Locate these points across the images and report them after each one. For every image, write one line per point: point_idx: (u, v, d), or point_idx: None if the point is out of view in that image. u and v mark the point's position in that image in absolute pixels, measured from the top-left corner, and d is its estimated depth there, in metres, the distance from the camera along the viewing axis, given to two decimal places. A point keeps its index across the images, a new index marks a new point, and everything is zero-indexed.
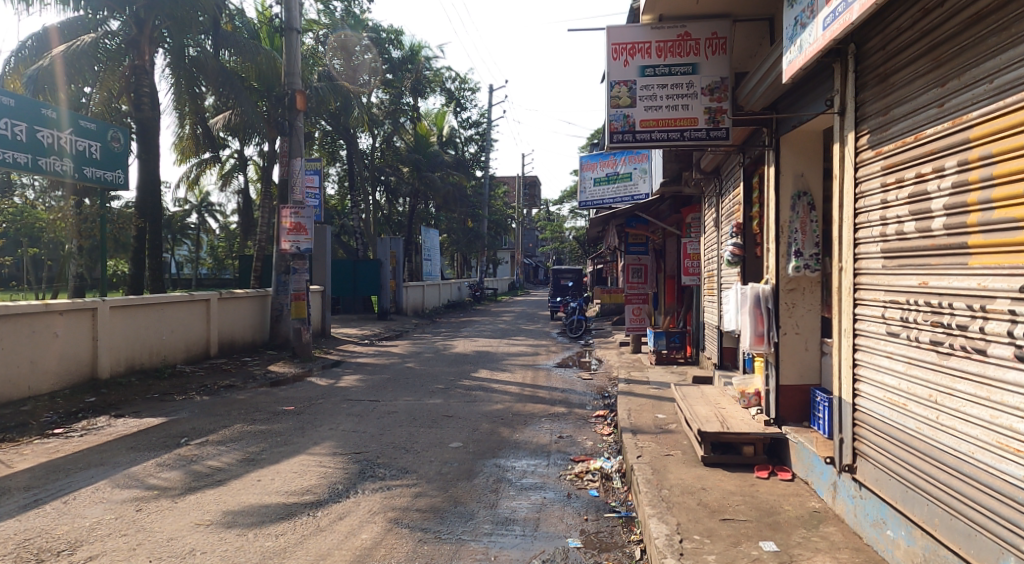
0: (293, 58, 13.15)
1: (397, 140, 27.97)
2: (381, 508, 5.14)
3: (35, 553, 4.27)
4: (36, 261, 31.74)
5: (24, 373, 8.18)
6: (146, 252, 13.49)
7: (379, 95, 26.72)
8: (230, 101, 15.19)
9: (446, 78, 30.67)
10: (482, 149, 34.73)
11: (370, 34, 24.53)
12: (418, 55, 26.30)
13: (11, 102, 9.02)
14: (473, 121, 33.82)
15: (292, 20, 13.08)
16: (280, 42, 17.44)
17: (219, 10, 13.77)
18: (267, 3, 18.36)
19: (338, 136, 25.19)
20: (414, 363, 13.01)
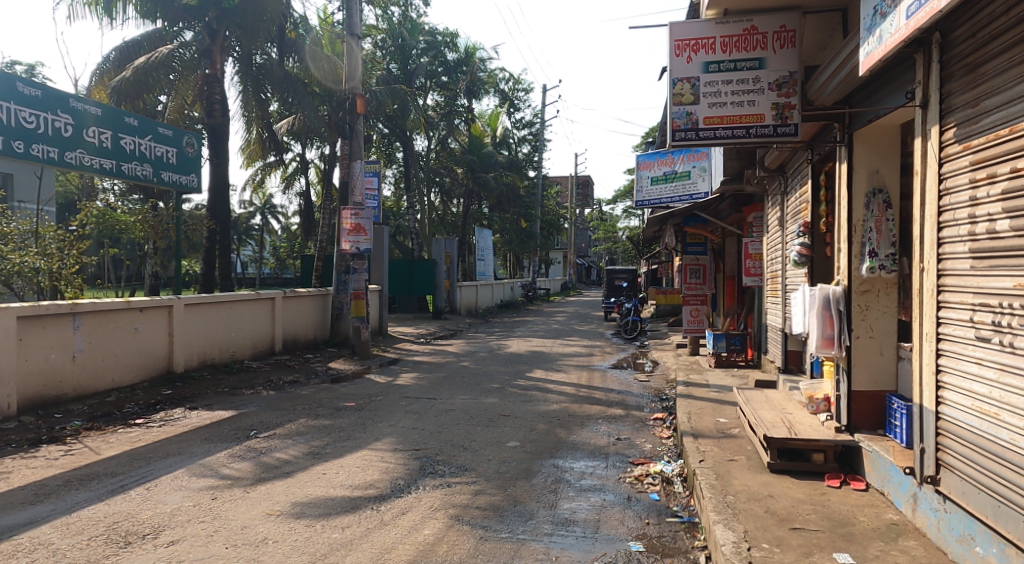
0: (354, 63, 13.40)
1: (452, 142, 28.20)
2: (442, 505, 5.18)
3: (122, 535, 4.48)
4: (116, 261, 33.66)
5: (108, 366, 8.59)
6: (217, 252, 14.05)
7: (434, 97, 26.87)
8: (295, 107, 15.75)
9: (499, 79, 30.75)
10: (535, 149, 34.64)
11: (426, 38, 24.82)
12: (473, 57, 26.37)
13: (99, 111, 9.46)
14: (527, 122, 33.85)
15: (353, 25, 13.33)
16: (342, 48, 17.93)
17: (285, 20, 14.22)
18: (328, 11, 18.78)
19: (395, 139, 25.53)
20: (469, 363, 13.12)
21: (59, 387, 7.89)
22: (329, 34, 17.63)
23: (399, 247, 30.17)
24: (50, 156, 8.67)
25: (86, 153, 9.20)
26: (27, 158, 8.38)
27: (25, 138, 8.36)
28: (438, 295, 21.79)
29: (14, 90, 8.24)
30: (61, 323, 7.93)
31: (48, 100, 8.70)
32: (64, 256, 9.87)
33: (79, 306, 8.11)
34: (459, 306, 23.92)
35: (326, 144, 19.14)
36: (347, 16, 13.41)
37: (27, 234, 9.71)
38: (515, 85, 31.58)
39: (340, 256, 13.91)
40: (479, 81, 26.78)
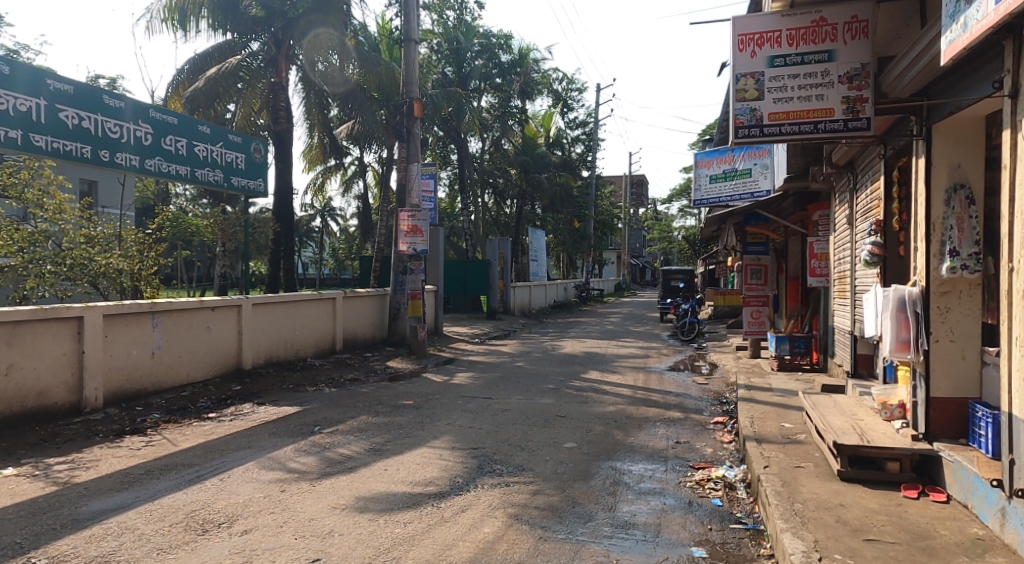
0: (411, 68, 13.58)
1: (506, 143, 28.28)
2: (501, 503, 5.18)
3: (200, 523, 4.65)
4: (187, 264, 35.13)
5: (183, 362, 8.94)
6: (281, 254, 14.50)
7: (489, 99, 27.01)
8: (354, 113, 16.19)
9: (553, 80, 30.70)
10: (588, 149, 34.42)
11: (480, 41, 24.98)
12: (527, 58, 26.41)
13: (175, 120, 9.85)
14: (580, 121, 33.68)
15: (410, 30, 13.51)
16: (399, 53, 18.27)
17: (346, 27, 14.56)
18: (385, 17, 19.15)
19: (450, 141, 25.77)
20: (524, 363, 13.12)
21: (139, 382, 8.26)
22: (386, 40, 17.98)
23: (454, 248, 30.43)
24: (132, 164, 9.09)
25: (163, 160, 9.62)
26: (112, 165, 8.80)
27: (110, 147, 8.78)
28: (492, 296, 21.90)
29: (100, 102, 8.66)
30: (142, 320, 8.29)
31: (130, 111, 9.12)
32: (143, 258, 10.38)
33: (158, 304, 8.46)
34: (513, 306, 23.96)
35: (383, 148, 19.50)
36: (405, 22, 13.61)
37: (111, 238, 10.09)
38: (569, 85, 31.47)
39: (397, 257, 14.09)
40: (532, 82, 26.82)
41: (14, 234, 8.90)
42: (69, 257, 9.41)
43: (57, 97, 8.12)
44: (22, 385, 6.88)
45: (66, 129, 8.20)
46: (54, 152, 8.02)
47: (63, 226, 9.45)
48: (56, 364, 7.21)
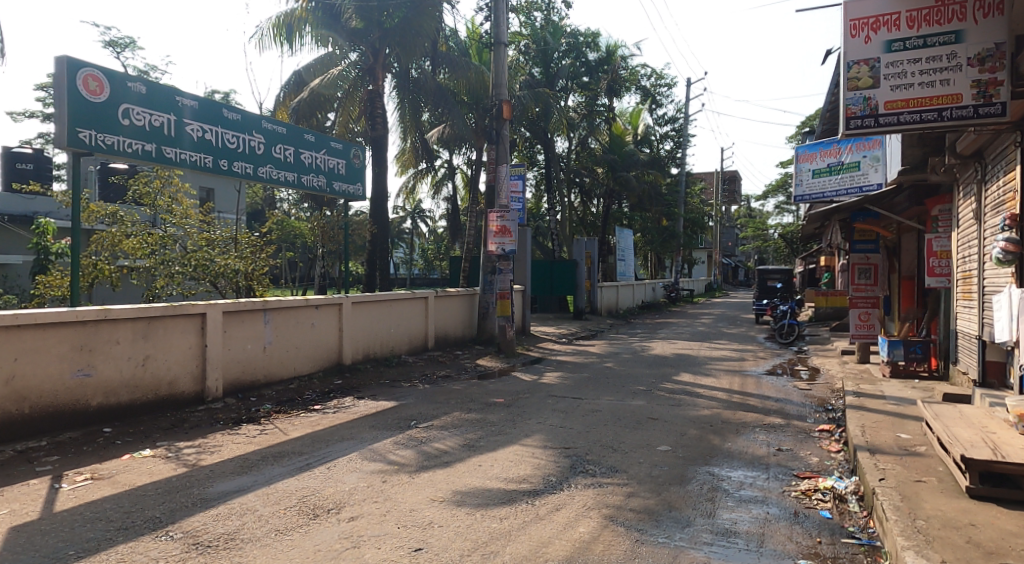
0: (500, 70, 13.65)
1: (593, 142, 27.99)
2: (595, 504, 5.09)
3: (310, 508, 4.84)
4: (291, 265, 37.00)
5: (290, 356, 9.36)
6: (377, 255, 15.01)
7: (576, 98, 26.81)
8: (445, 117, 16.43)
9: (641, 76, 30.15)
10: (678, 146, 33.63)
11: (567, 40, 24.89)
12: (615, 55, 26.10)
13: (283, 130, 10.34)
14: (670, 117, 32.92)
15: (500, 33, 13.60)
16: (488, 57, 18.54)
17: (439, 35, 14.87)
18: (473, 21, 19.40)
19: (537, 141, 25.78)
20: (613, 363, 12.93)
21: (254, 374, 8.72)
22: (476, 43, 18.21)
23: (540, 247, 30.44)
24: (247, 172, 9.61)
25: (274, 168, 10.13)
26: (229, 174, 9.35)
27: (228, 157, 9.32)
28: (579, 296, 21.75)
29: (220, 116, 9.17)
30: (255, 317, 8.74)
31: (246, 123, 9.62)
32: (256, 258, 10.83)
33: (270, 302, 8.89)
34: (601, 306, 23.74)
35: (472, 150, 19.76)
36: (495, 25, 13.72)
37: (228, 240, 10.70)
38: (658, 80, 30.81)
39: (487, 257, 14.20)
40: (620, 79, 26.47)
41: (147, 238, 10.01)
42: (194, 259, 10.05)
43: (184, 112, 8.65)
44: (155, 375, 7.42)
45: (192, 142, 8.74)
46: (182, 163, 8.58)
47: (188, 229, 10.32)
48: (182, 357, 7.71)
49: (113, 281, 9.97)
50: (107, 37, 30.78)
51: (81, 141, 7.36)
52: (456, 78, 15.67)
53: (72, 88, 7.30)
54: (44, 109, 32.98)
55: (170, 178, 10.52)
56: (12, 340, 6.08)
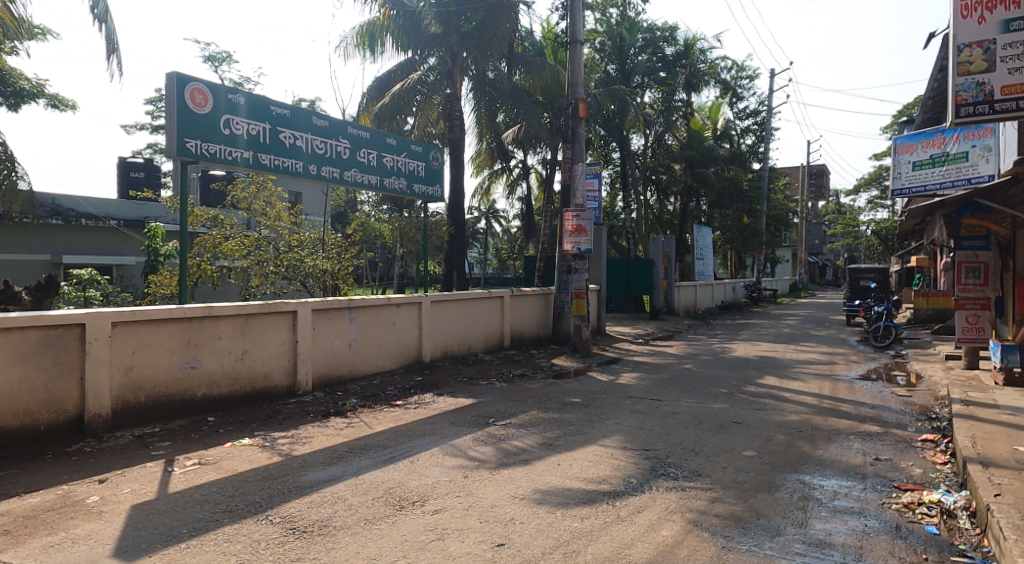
0: (576, 69, 13.57)
1: (670, 139, 27.42)
2: (678, 508, 4.98)
3: (396, 500, 4.96)
4: (371, 264, 38.12)
5: (374, 353, 9.62)
6: (455, 255, 15.24)
7: (652, 94, 26.37)
8: (520, 117, 16.46)
9: (720, 69, 29.32)
10: (760, 140, 32.54)
11: (644, 35, 24.48)
12: (693, 49, 25.50)
13: (367, 135, 10.65)
14: (752, 111, 31.88)
15: (576, 32, 13.51)
16: (563, 56, 18.51)
17: (515, 35, 14.94)
18: (549, 19, 19.37)
19: (612, 140, 25.50)
20: (692, 365, 12.62)
21: (340, 369, 9.02)
22: (551, 42, 18.17)
23: (616, 247, 30.12)
24: (334, 176, 9.95)
25: (358, 172, 10.45)
26: (318, 178, 9.70)
27: (317, 162, 9.67)
28: (656, 295, 21.39)
29: (310, 123, 9.53)
30: (341, 315, 9.03)
31: (333, 129, 9.96)
32: (340, 259, 11.17)
33: (354, 301, 9.17)
34: (678, 307, 23.29)
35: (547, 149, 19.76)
36: (571, 23, 13.63)
37: (315, 242, 11.10)
38: (739, 73, 29.85)
39: (562, 257, 14.14)
40: (699, 73, 25.87)
41: (244, 240, 10.50)
42: (286, 259, 10.58)
43: (277, 120, 9.04)
44: (252, 369, 7.79)
45: (284, 148, 9.12)
46: (275, 169, 8.97)
47: (280, 230, 10.75)
48: (276, 352, 8.06)
49: (215, 280, 10.58)
50: (206, 52, 32.69)
51: (189, 150, 7.84)
52: (531, 78, 15.76)
53: (181, 101, 7.78)
54: (151, 121, 35.35)
55: (265, 182, 10.77)
56: (128, 334, 6.54)
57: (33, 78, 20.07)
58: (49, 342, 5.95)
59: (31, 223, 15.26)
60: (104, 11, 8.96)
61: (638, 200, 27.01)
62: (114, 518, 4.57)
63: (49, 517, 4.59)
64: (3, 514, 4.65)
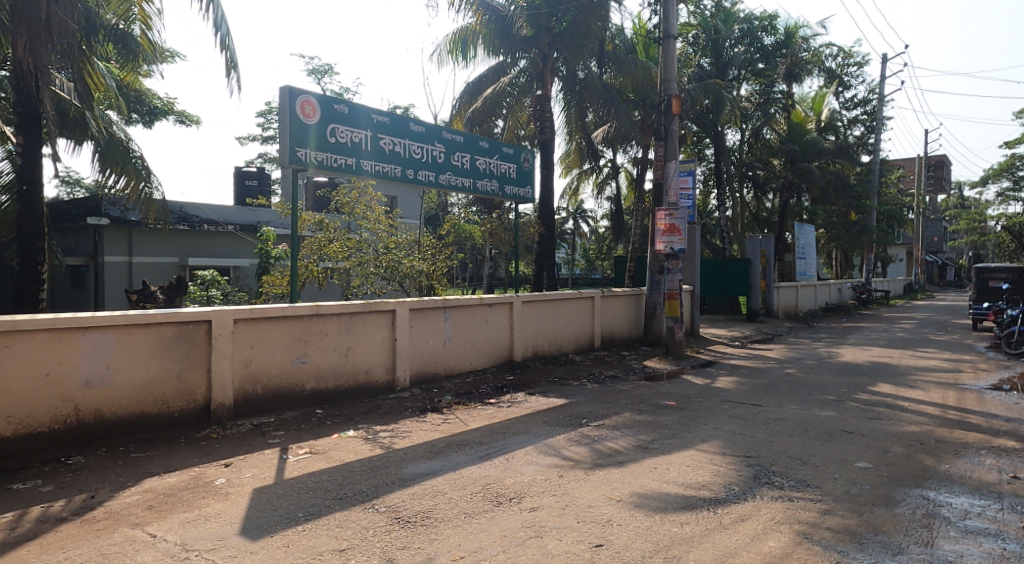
0: (670, 64, 13.25)
1: (768, 133, 26.33)
2: (785, 519, 4.76)
3: (494, 496, 5.00)
4: (463, 265, 38.86)
5: (467, 351, 9.76)
6: (545, 256, 15.26)
7: (749, 86, 25.43)
8: (611, 116, 16.26)
9: (825, 57, 27.90)
10: (870, 130, 30.71)
11: (741, 26, 23.57)
12: (795, 37, 24.38)
13: (461, 139, 10.83)
14: (861, 99, 30.12)
15: (669, 26, 13.19)
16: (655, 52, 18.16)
17: (607, 34, 14.81)
18: (641, 16, 19.04)
19: (707, 136, 24.77)
20: (796, 370, 12.05)
21: (435, 366, 9.21)
22: (642, 39, 17.87)
23: (711, 246, 29.27)
24: (430, 179, 10.19)
25: (453, 175, 10.64)
26: (415, 182, 9.95)
27: (414, 166, 9.92)
28: (753, 297, 20.58)
29: (408, 129, 9.79)
30: (437, 314, 9.22)
31: (429, 133, 10.19)
32: (435, 260, 11.40)
33: (449, 301, 9.34)
34: (778, 309, 22.37)
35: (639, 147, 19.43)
36: (664, 18, 13.34)
37: (411, 244, 11.41)
38: (845, 60, 28.32)
39: (655, 256, 13.87)
40: (801, 63, 24.70)
41: (347, 242, 10.90)
42: (385, 261, 10.91)
43: (379, 128, 9.34)
44: (355, 364, 8.08)
45: (385, 154, 9.40)
46: (376, 174, 9.26)
47: (380, 233, 11.13)
48: (377, 349, 8.34)
49: (320, 280, 11.12)
50: (311, 65, 34.34)
51: (300, 159, 8.27)
52: (622, 75, 15.57)
53: (292, 113, 8.21)
54: (262, 132, 37.52)
55: (365, 188, 11.30)
56: (247, 329, 6.94)
57: (163, 97, 21.82)
58: (179, 336, 6.43)
59: (163, 229, 16.52)
60: (226, 35, 9.55)
61: (734, 197, 26.11)
62: (239, 500, 4.86)
63: (184, 496, 4.93)
64: (146, 491, 5.04)
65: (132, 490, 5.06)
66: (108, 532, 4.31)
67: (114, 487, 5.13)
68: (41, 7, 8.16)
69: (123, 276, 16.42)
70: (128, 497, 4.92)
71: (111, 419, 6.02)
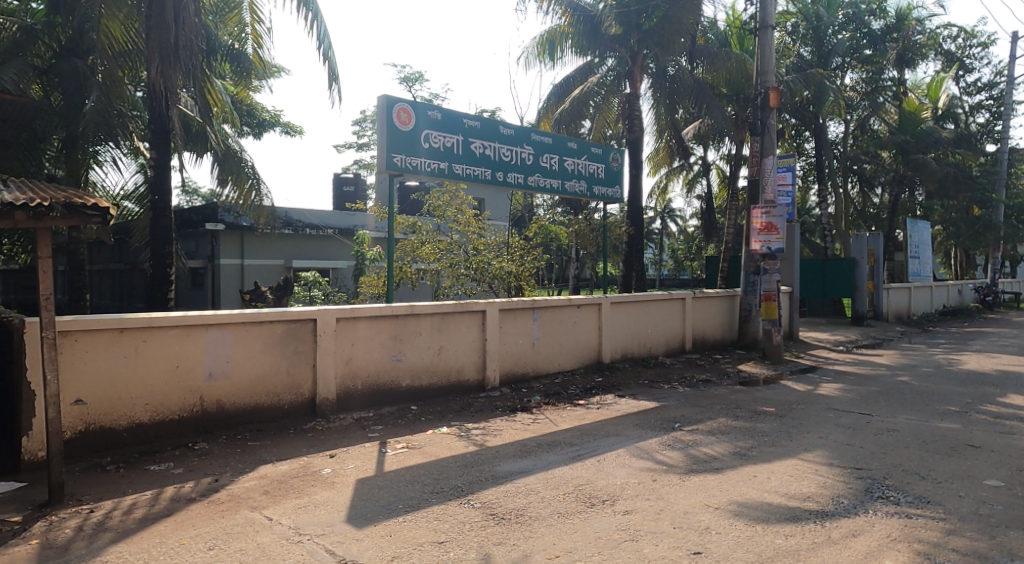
0: (767, 55, 12.66)
1: (877, 123, 24.84)
2: (903, 537, 4.41)
3: (587, 497, 4.90)
4: (550, 266, 38.82)
5: (555, 352, 9.68)
6: (634, 257, 14.95)
7: (854, 75, 24.01)
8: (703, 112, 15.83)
9: (943, 39, 26.00)
10: (997, 116, 28.31)
11: (846, 11, 22.31)
12: (907, 20, 22.93)
13: (549, 140, 10.76)
14: (986, 82, 27.85)
15: (767, 16, 12.63)
16: (750, 43, 17.44)
17: (698, 28, 14.27)
18: (734, 7, 18.37)
19: (807, 129, 23.60)
20: (909, 378, 11.23)
21: (524, 367, 9.19)
22: (736, 30, 17.20)
23: (811, 245, 27.88)
24: (519, 181, 10.19)
25: (541, 176, 10.59)
26: (504, 185, 9.96)
27: (503, 169, 9.94)
28: (859, 299, 19.38)
29: (497, 132, 9.82)
30: (526, 315, 9.19)
31: (518, 136, 10.19)
32: (524, 261, 11.38)
33: (537, 302, 9.29)
34: (887, 311, 21.00)
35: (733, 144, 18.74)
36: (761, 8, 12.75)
37: (499, 245, 11.46)
38: (967, 40, 26.27)
39: (749, 256, 13.30)
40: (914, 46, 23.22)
41: (438, 245, 11.11)
42: (475, 262, 10.97)
43: (470, 132, 9.40)
44: (447, 363, 8.17)
45: (475, 158, 9.46)
46: (467, 177, 9.32)
47: (469, 235, 11.25)
48: (468, 348, 8.40)
49: (412, 282, 11.36)
50: (401, 73, 35.30)
51: (397, 165, 8.45)
52: (714, 70, 15.01)
53: (388, 120, 8.39)
54: (355, 139, 38.83)
55: (456, 192, 11.64)
56: (349, 328, 7.15)
57: (271, 110, 23.01)
58: (288, 333, 6.69)
59: (272, 233, 17.37)
60: (328, 48, 9.90)
61: (837, 193, 24.76)
62: (344, 489, 4.99)
63: (295, 483, 5.12)
64: (262, 477, 5.27)
65: (250, 475, 5.30)
66: (231, 513, 4.53)
67: (235, 472, 5.39)
68: (171, 32, 8.75)
69: (236, 277, 17.34)
70: (247, 482, 5.16)
71: (230, 410, 6.34)
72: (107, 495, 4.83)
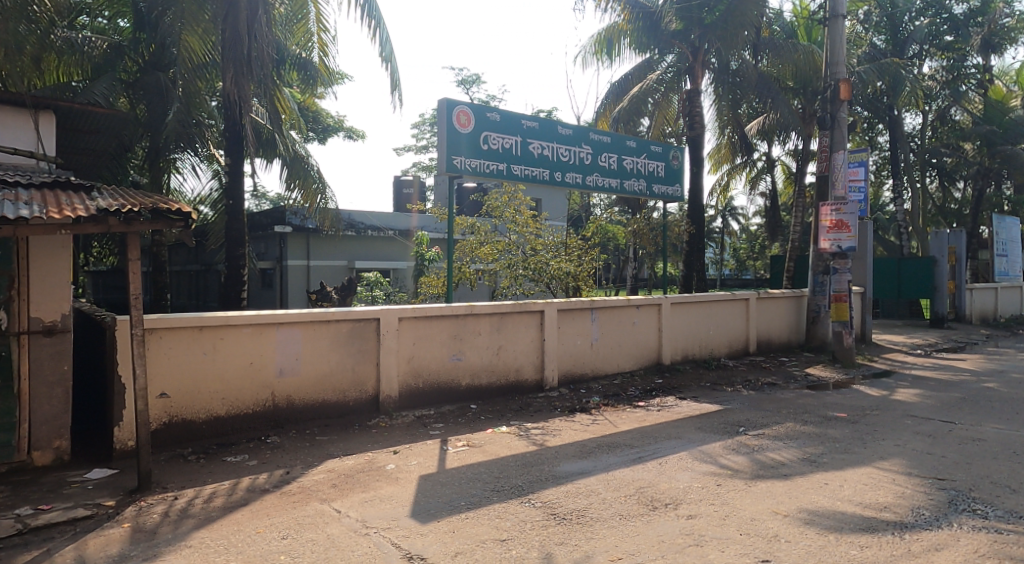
0: (837, 46, 12.21)
1: (958, 113, 23.74)
2: (989, 552, 4.16)
3: (649, 500, 4.83)
4: (608, 266, 38.48)
5: (614, 353, 9.58)
6: (696, 256, 14.67)
7: (932, 64, 22.89)
8: (769, 105, 15.51)
9: None
10: None
11: None
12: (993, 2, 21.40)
13: (608, 139, 10.66)
14: None
15: (837, 5, 12.18)
16: (818, 34, 16.83)
17: (762, 20, 13.74)
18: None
19: (879, 120, 22.70)
20: (995, 384, 10.62)
21: (583, 367, 9.14)
22: (804, 21, 16.68)
23: (884, 244, 26.75)
24: (577, 181, 10.15)
25: (600, 176, 10.51)
26: (562, 185, 9.94)
27: (561, 169, 9.91)
28: (938, 300, 18.47)
29: (556, 132, 9.80)
30: (584, 315, 9.13)
31: (576, 136, 10.14)
32: (582, 261, 11.31)
33: (596, 302, 9.21)
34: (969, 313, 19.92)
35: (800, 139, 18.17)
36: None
37: (557, 245, 11.42)
38: None
39: (817, 255, 12.85)
40: (1001, 30, 21.60)
41: (496, 245, 11.17)
42: (533, 262, 10.97)
43: (529, 133, 9.40)
44: (506, 362, 8.19)
45: (534, 159, 9.46)
46: (526, 178, 9.33)
47: (527, 236, 11.25)
48: (527, 348, 8.40)
49: (471, 282, 11.44)
50: (461, 76, 35.66)
51: (456, 166, 8.52)
52: (780, 62, 14.55)
53: (448, 123, 8.47)
54: (415, 142, 39.35)
55: (514, 192, 11.48)
56: (411, 327, 7.26)
57: (335, 115, 23.63)
58: (353, 332, 6.84)
59: (337, 234, 17.80)
60: (390, 52, 10.07)
61: (913, 188, 23.67)
62: (408, 485, 5.06)
63: (361, 477, 5.23)
64: (329, 471, 5.40)
65: (319, 469, 5.45)
66: (302, 504, 4.66)
67: (304, 465, 5.54)
68: (244, 43, 9.04)
69: (302, 278, 17.85)
70: (316, 475, 5.29)
71: (299, 405, 6.52)
72: (188, 483, 5.04)
